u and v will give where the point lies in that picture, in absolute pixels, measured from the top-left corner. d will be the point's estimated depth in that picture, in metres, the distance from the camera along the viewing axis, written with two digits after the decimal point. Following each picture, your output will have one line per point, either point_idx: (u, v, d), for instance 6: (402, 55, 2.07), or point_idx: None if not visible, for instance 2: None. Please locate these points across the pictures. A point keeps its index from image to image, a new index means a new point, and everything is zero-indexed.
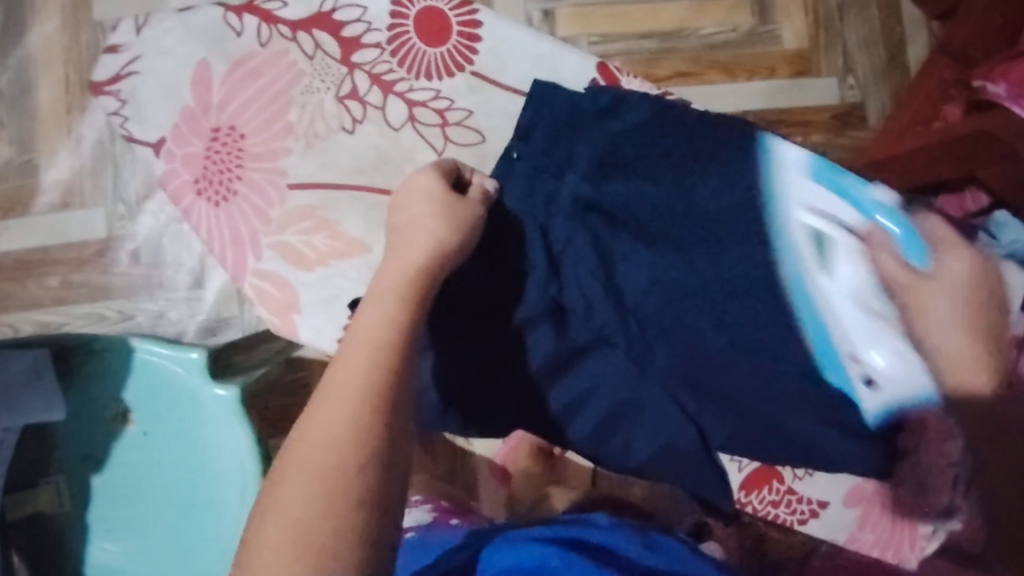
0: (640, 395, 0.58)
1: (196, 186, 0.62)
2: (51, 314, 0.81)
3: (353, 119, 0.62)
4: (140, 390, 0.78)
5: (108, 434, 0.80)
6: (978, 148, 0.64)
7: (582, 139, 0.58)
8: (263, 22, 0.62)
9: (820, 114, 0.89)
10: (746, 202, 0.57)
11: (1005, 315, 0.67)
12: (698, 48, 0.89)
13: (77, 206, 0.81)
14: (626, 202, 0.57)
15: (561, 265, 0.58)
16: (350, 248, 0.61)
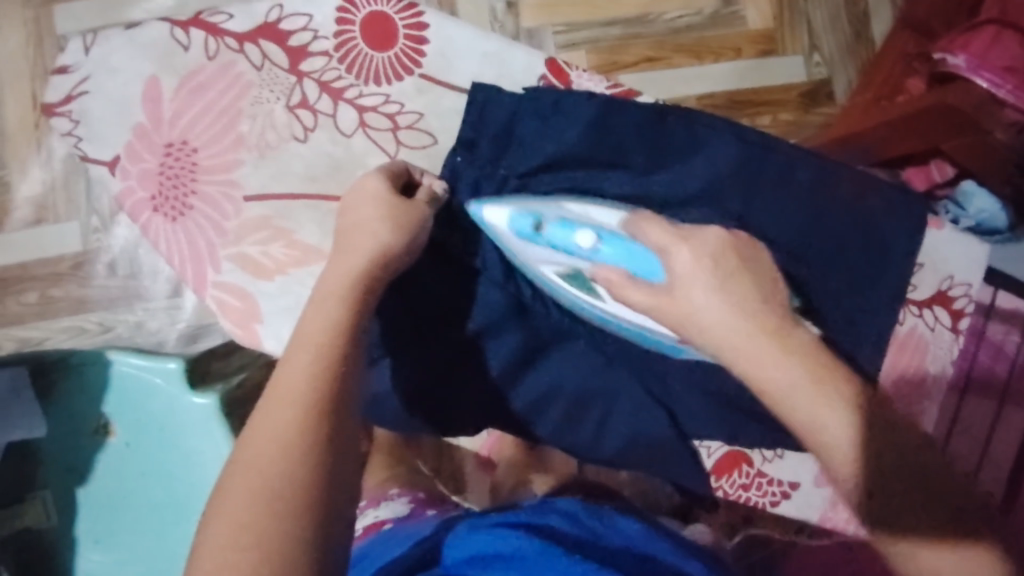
0: (605, 384, 0.59)
1: (153, 203, 0.61)
2: (31, 330, 0.82)
3: (304, 128, 0.62)
4: (121, 402, 0.79)
5: (93, 446, 0.81)
6: (940, 124, 0.65)
7: (533, 142, 0.58)
8: (209, 37, 0.62)
9: (787, 94, 0.89)
10: (693, 193, 0.58)
11: (966, 289, 0.67)
12: (665, 33, 0.88)
13: (52, 221, 0.81)
14: (577, 201, 0.58)
15: (518, 264, 0.58)
16: (307, 256, 0.61)
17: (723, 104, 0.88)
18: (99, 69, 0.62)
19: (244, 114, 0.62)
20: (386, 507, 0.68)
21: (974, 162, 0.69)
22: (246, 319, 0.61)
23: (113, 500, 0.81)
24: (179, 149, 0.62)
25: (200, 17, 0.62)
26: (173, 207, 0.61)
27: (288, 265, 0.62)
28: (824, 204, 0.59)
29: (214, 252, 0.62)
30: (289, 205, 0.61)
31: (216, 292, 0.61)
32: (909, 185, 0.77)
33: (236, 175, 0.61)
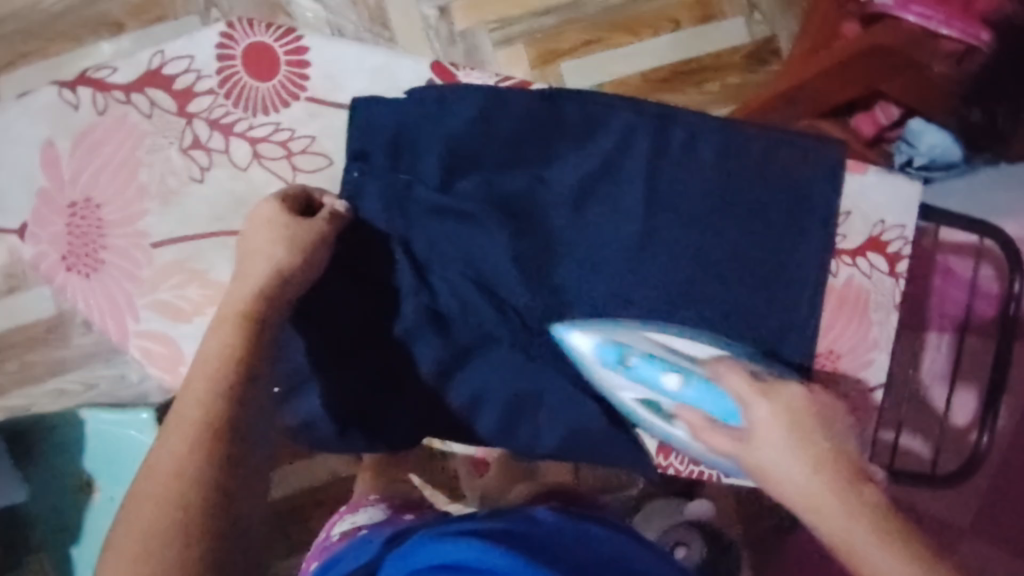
0: (533, 383, 0.61)
1: (66, 263, 0.61)
2: (17, 399, 0.85)
3: (201, 168, 0.62)
4: (99, 457, 0.82)
5: (78, 504, 0.83)
6: (883, 61, 0.73)
7: (425, 146, 0.59)
8: (97, 93, 0.62)
9: (731, 57, 1.02)
10: (584, 187, 0.61)
11: (900, 231, 0.68)
12: (597, 14, 1.00)
13: (20, 289, 0.82)
14: (477, 200, 0.58)
15: (430, 271, 0.59)
16: (222, 295, 0.62)
17: (670, 75, 1.02)
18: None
19: (143, 162, 0.62)
20: (364, 512, 0.69)
21: (923, 101, 0.76)
22: (172, 363, 0.62)
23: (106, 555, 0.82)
24: (84, 208, 0.62)
25: (86, 75, 0.62)
26: (85, 264, 0.61)
27: (206, 305, 0.62)
28: (730, 166, 0.62)
29: (131, 303, 0.62)
30: (204, 244, 0.62)
31: (139, 341, 0.62)
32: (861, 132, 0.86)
33: (143, 225, 0.62)
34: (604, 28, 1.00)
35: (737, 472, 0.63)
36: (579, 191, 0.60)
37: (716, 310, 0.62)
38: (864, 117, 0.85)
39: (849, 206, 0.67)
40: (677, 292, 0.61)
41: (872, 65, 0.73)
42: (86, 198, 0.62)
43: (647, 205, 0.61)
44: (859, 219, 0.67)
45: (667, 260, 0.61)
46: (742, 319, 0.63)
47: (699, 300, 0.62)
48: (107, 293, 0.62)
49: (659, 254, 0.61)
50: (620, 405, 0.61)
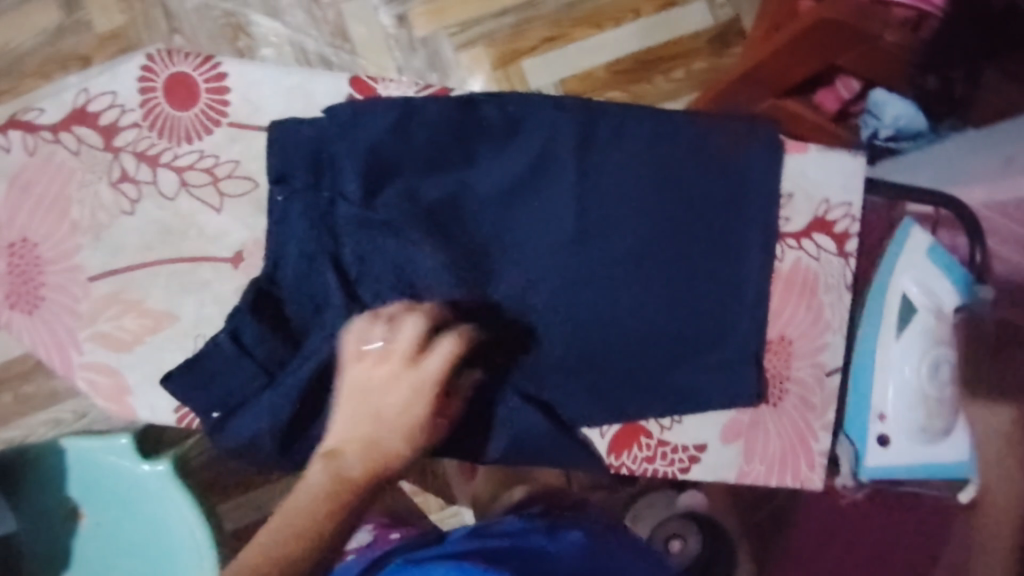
0: (475, 392, 0.62)
1: (8, 301, 0.63)
2: (15, 430, 0.92)
3: (129, 200, 0.64)
4: (82, 485, 0.85)
5: (69, 532, 0.86)
6: (834, 35, 0.71)
7: (342, 162, 0.61)
8: (25, 135, 0.63)
9: (697, 41, 1.06)
10: (510, 186, 0.63)
11: (847, 208, 0.69)
12: (559, 11, 1.05)
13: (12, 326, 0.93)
14: (398, 211, 0.61)
15: (361, 288, 0.61)
16: (160, 322, 0.64)
17: (637, 61, 1.05)
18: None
19: (73, 199, 0.64)
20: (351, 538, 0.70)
21: (881, 72, 0.74)
22: (116, 394, 0.63)
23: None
24: (22, 247, 0.63)
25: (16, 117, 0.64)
26: (27, 301, 0.63)
27: (144, 334, 0.64)
28: (648, 157, 0.64)
29: (74, 337, 0.63)
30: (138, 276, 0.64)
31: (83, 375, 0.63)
32: (823, 107, 0.85)
33: (78, 260, 0.64)
34: (568, 24, 1.05)
35: (890, 443, 0.69)
36: (509, 189, 0.63)
37: (667, 297, 0.64)
38: (825, 95, 0.85)
39: (790, 187, 0.68)
40: (628, 279, 0.64)
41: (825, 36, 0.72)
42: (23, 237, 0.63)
43: (580, 199, 0.63)
44: (801, 198, 0.68)
45: (616, 252, 0.64)
46: (696, 305, 0.64)
47: (645, 286, 0.64)
48: (49, 329, 0.63)
49: (610, 247, 0.64)
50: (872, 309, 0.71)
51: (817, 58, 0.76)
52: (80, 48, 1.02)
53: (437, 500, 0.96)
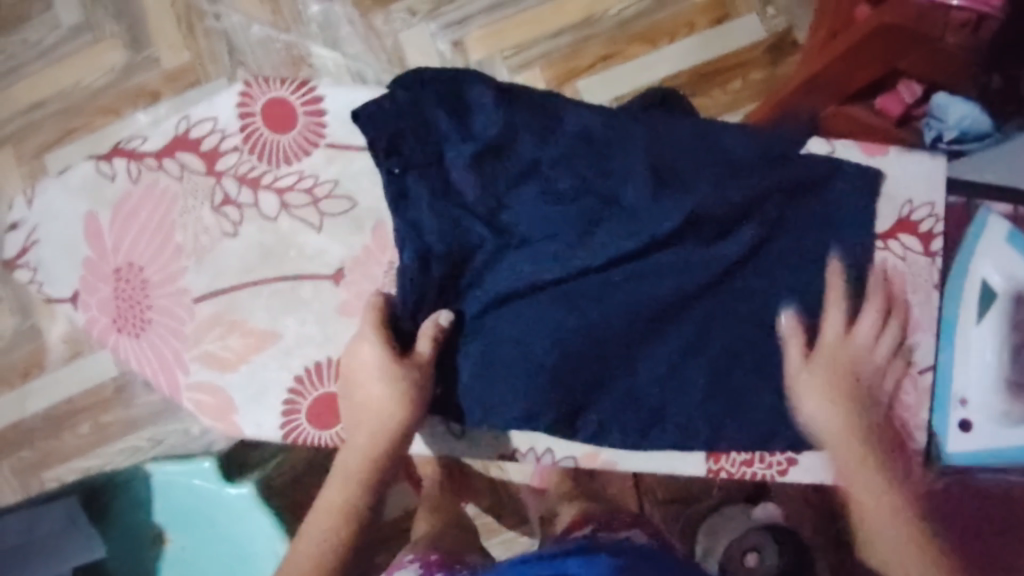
0: (581, 363, 0.67)
1: (116, 325, 0.68)
2: (91, 459, 1.08)
3: (231, 222, 0.69)
4: (167, 510, 0.87)
5: (154, 555, 0.89)
6: (897, 36, 0.73)
7: (454, 146, 0.67)
8: (130, 163, 0.70)
9: (753, 52, 1.06)
10: (609, 170, 0.67)
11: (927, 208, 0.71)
12: (613, 28, 1.06)
13: (86, 353, 1.08)
14: (513, 189, 0.67)
15: (485, 271, 0.68)
16: (263, 341, 0.68)
17: (691, 76, 1.06)
18: (43, 217, 0.70)
19: (177, 224, 0.70)
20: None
21: (942, 73, 0.75)
22: (221, 412, 0.67)
23: None
24: (127, 271, 0.69)
25: (121, 147, 0.70)
26: (133, 324, 0.68)
27: (248, 353, 0.68)
28: (712, 162, 0.68)
29: (179, 356, 0.68)
30: (239, 297, 0.68)
31: (190, 395, 0.68)
32: (886, 112, 0.85)
33: (182, 283, 0.69)
34: (623, 41, 1.06)
35: (972, 427, 0.69)
36: (605, 171, 0.67)
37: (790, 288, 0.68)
38: (890, 101, 0.85)
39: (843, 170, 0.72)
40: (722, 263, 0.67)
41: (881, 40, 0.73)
42: (129, 262, 0.69)
43: (667, 185, 0.67)
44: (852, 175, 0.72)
45: (709, 231, 0.67)
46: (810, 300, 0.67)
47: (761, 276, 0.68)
48: (154, 350, 0.68)
49: (702, 230, 0.67)
50: (948, 305, 0.71)
51: (877, 64, 0.77)
52: (148, 84, 1.07)
53: (512, 516, 0.98)
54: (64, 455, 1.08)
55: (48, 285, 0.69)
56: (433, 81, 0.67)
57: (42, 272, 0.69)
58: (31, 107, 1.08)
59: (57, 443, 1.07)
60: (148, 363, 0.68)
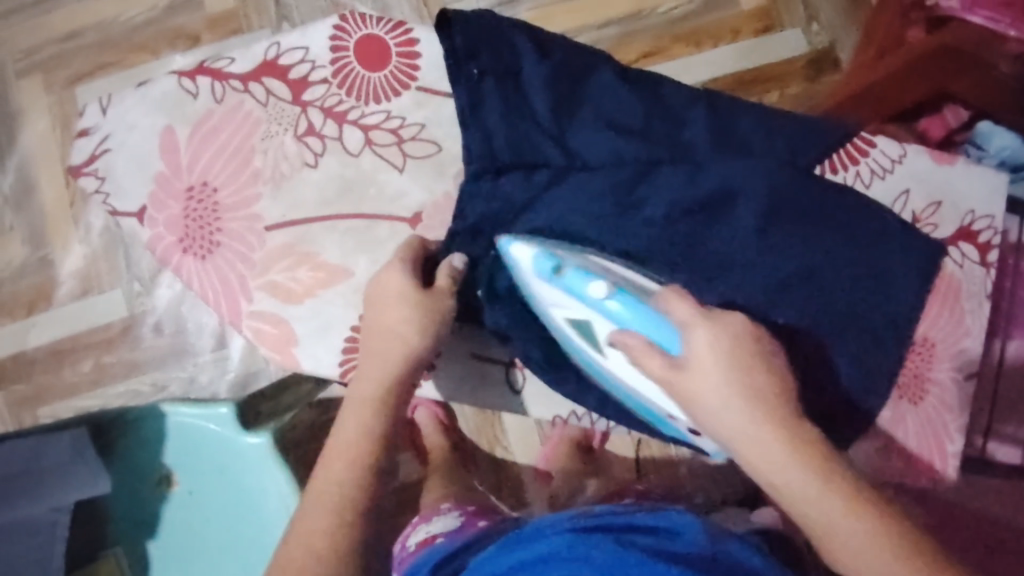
0: (632, 307, 0.68)
1: (182, 245, 0.72)
2: (91, 398, 0.97)
3: (314, 153, 0.73)
4: (179, 453, 0.85)
5: (157, 498, 0.86)
6: (949, 62, 0.76)
7: (528, 85, 0.69)
8: (215, 82, 0.74)
9: (793, 66, 1.01)
10: (658, 130, 0.70)
11: (989, 220, 0.74)
12: (660, 25, 1.01)
13: (96, 290, 0.97)
14: (587, 144, 0.69)
15: (539, 205, 0.68)
16: (334, 276, 0.72)
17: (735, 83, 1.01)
18: (116, 126, 0.74)
19: (257, 149, 0.73)
20: (439, 520, 0.78)
21: (985, 99, 0.80)
22: (283, 343, 0.71)
23: (186, 548, 0.86)
24: (200, 191, 0.72)
25: (205, 66, 0.74)
26: (201, 246, 0.72)
27: (316, 287, 0.72)
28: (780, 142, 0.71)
29: (244, 284, 0.72)
30: (318, 227, 0.72)
31: (252, 323, 0.71)
32: (930, 134, 0.87)
33: (257, 208, 0.72)
34: (668, 39, 1.01)
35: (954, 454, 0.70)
36: (657, 129, 0.70)
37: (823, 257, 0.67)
38: (932, 120, 0.87)
39: (908, 183, 0.74)
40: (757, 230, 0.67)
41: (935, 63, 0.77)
42: (203, 182, 0.73)
43: (723, 150, 0.69)
44: (919, 192, 0.73)
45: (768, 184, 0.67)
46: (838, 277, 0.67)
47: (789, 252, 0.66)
48: (219, 275, 0.72)
49: (767, 184, 0.67)
50: None
51: (928, 87, 0.80)
52: (188, 26, 1.00)
53: (508, 498, 0.93)
54: (60, 392, 0.97)
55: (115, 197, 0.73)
56: (486, 39, 0.69)
57: (110, 183, 0.73)
58: (65, 35, 1.00)
59: (53, 378, 0.97)
60: (212, 286, 0.72)
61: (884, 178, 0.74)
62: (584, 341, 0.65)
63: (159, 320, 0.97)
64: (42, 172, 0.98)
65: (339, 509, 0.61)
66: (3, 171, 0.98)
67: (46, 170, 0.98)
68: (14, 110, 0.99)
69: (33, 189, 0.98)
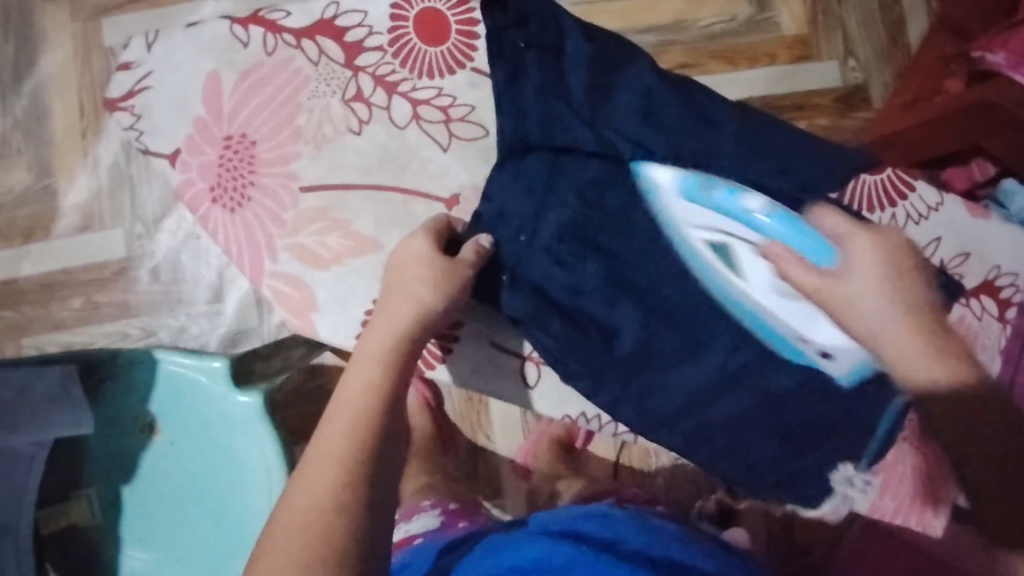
0: (659, 312, 0.68)
1: (211, 195, 0.72)
2: (77, 335, 0.95)
3: (359, 120, 0.72)
4: (165, 401, 0.84)
5: (139, 444, 0.85)
6: (986, 118, 0.75)
7: (571, 74, 0.68)
8: (268, 35, 0.73)
9: (824, 98, 0.99)
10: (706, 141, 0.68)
11: (1013, 278, 0.74)
12: (698, 39, 0.98)
13: (96, 228, 0.95)
14: (630, 143, 0.68)
15: (565, 202, 0.68)
16: (362, 246, 0.71)
17: (765, 106, 0.98)
18: (158, 66, 0.73)
19: (303, 107, 0.72)
20: (418, 520, 0.77)
21: (1018, 159, 0.79)
22: (303, 308, 0.70)
23: (159, 499, 0.86)
24: (237, 142, 0.72)
25: (261, 16, 0.73)
26: (230, 198, 0.72)
27: (343, 255, 0.71)
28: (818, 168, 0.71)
29: (271, 242, 0.71)
30: (350, 195, 0.71)
31: (271, 282, 0.71)
32: (951, 184, 0.86)
33: (293, 167, 0.72)
34: (705, 54, 0.98)
35: (831, 353, 0.67)
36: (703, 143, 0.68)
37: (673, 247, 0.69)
38: (958, 171, 0.86)
39: (940, 231, 0.74)
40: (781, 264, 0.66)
41: (972, 118, 0.75)
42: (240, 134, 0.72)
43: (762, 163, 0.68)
44: (950, 242, 0.74)
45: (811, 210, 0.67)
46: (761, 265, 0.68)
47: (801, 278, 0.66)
48: (244, 228, 0.72)
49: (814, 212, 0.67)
50: None
51: (960, 141, 0.79)
52: None
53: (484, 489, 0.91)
54: (48, 326, 0.94)
55: (148, 138, 0.72)
56: (543, 18, 0.69)
57: (145, 121, 0.73)
58: None
59: (42, 312, 0.94)
60: (238, 241, 0.71)
61: (918, 224, 0.74)
62: (720, 263, 0.67)
63: (158, 266, 0.95)
64: (57, 100, 0.96)
65: (338, 477, 0.52)
66: (18, 94, 0.96)
67: (60, 99, 0.96)
68: (35, 32, 0.96)
69: (45, 116, 0.96)
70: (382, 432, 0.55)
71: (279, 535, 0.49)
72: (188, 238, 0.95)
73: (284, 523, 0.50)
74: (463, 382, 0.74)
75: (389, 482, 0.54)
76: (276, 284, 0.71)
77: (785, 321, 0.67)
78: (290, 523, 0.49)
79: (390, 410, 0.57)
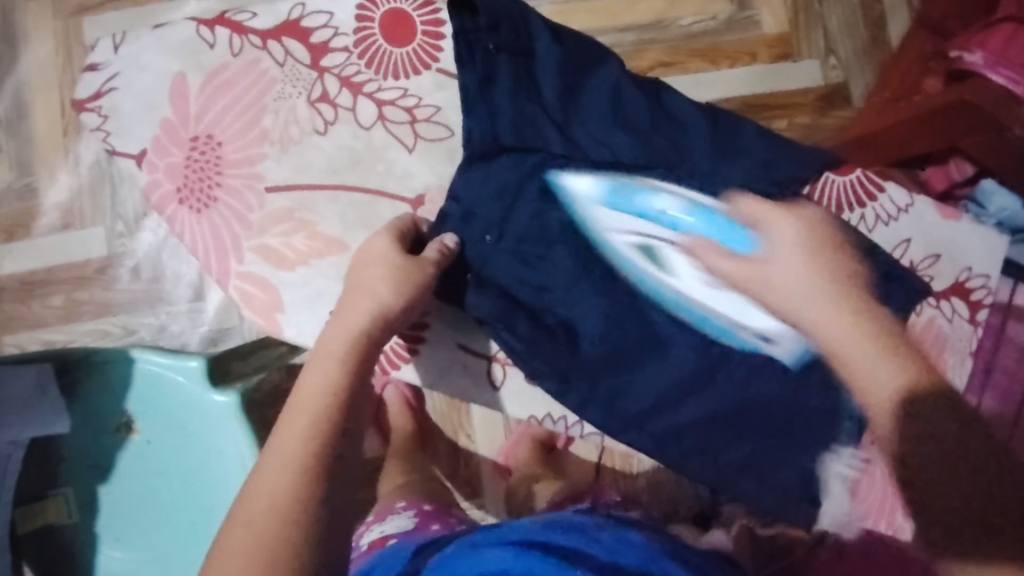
0: (622, 315, 0.69)
1: (179, 195, 0.71)
2: (56, 333, 0.95)
3: (325, 121, 0.72)
4: (141, 400, 0.84)
5: (115, 444, 0.85)
6: (961, 119, 0.74)
7: (540, 76, 0.69)
8: (234, 35, 0.73)
9: (804, 97, 0.99)
10: (682, 143, 0.69)
11: (984, 280, 0.75)
12: (678, 38, 0.98)
13: (76, 225, 0.95)
14: (598, 143, 0.69)
15: (529, 203, 0.68)
16: (328, 247, 0.71)
17: (745, 105, 0.98)
18: (130, 66, 0.73)
19: (268, 108, 0.72)
20: (392, 520, 0.78)
21: (997, 159, 0.77)
22: (269, 309, 0.70)
23: (135, 499, 0.86)
24: (204, 143, 0.72)
25: (226, 17, 0.73)
26: (198, 199, 0.71)
27: (309, 256, 0.71)
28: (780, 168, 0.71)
29: (236, 243, 0.71)
30: (315, 196, 0.71)
31: (239, 283, 0.71)
32: (930, 185, 0.86)
33: (259, 168, 0.72)
34: (684, 53, 0.98)
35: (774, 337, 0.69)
36: (673, 145, 0.69)
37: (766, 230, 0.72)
38: (934, 170, 0.86)
39: (911, 233, 0.74)
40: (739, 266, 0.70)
41: (947, 119, 0.74)
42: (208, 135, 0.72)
43: (722, 161, 0.69)
44: (921, 243, 0.74)
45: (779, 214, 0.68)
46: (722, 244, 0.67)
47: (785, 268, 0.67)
48: (211, 228, 0.72)
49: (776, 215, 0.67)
50: None
51: (937, 142, 0.78)
52: None
53: (463, 487, 0.91)
54: (27, 324, 0.94)
55: (119, 138, 0.73)
56: (509, 18, 0.69)
57: (116, 121, 0.73)
58: None
59: (22, 309, 0.94)
60: (205, 243, 0.71)
61: (887, 225, 0.74)
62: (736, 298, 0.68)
63: (137, 265, 0.95)
64: (37, 98, 0.96)
65: (289, 480, 0.52)
66: None
67: (42, 97, 0.96)
68: (17, 29, 0.96)
69: (27, 113, 0.96)
70: (337, 435, 0.56)
71: (233, 539, 0.49)
72: (168, 236, 0.95)
73: (234, 526, 0.50)
74: (434, 386, 0.74)
75: (342, 486, 0.54)
76: (244, 284, 0.71)
77: (721, 311, 0.69)
78: (242, 526, 0.50)
79: (346, 413, 0.57)
